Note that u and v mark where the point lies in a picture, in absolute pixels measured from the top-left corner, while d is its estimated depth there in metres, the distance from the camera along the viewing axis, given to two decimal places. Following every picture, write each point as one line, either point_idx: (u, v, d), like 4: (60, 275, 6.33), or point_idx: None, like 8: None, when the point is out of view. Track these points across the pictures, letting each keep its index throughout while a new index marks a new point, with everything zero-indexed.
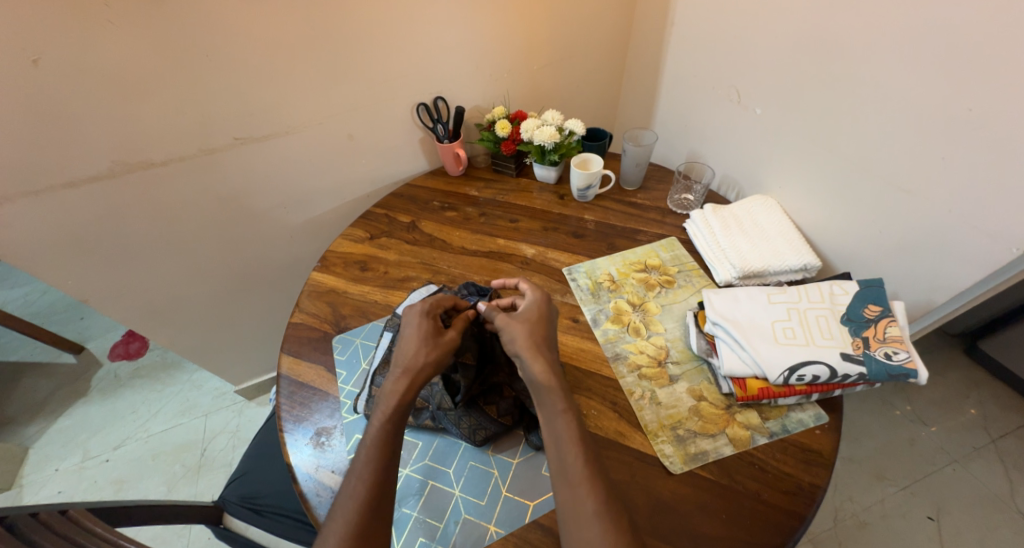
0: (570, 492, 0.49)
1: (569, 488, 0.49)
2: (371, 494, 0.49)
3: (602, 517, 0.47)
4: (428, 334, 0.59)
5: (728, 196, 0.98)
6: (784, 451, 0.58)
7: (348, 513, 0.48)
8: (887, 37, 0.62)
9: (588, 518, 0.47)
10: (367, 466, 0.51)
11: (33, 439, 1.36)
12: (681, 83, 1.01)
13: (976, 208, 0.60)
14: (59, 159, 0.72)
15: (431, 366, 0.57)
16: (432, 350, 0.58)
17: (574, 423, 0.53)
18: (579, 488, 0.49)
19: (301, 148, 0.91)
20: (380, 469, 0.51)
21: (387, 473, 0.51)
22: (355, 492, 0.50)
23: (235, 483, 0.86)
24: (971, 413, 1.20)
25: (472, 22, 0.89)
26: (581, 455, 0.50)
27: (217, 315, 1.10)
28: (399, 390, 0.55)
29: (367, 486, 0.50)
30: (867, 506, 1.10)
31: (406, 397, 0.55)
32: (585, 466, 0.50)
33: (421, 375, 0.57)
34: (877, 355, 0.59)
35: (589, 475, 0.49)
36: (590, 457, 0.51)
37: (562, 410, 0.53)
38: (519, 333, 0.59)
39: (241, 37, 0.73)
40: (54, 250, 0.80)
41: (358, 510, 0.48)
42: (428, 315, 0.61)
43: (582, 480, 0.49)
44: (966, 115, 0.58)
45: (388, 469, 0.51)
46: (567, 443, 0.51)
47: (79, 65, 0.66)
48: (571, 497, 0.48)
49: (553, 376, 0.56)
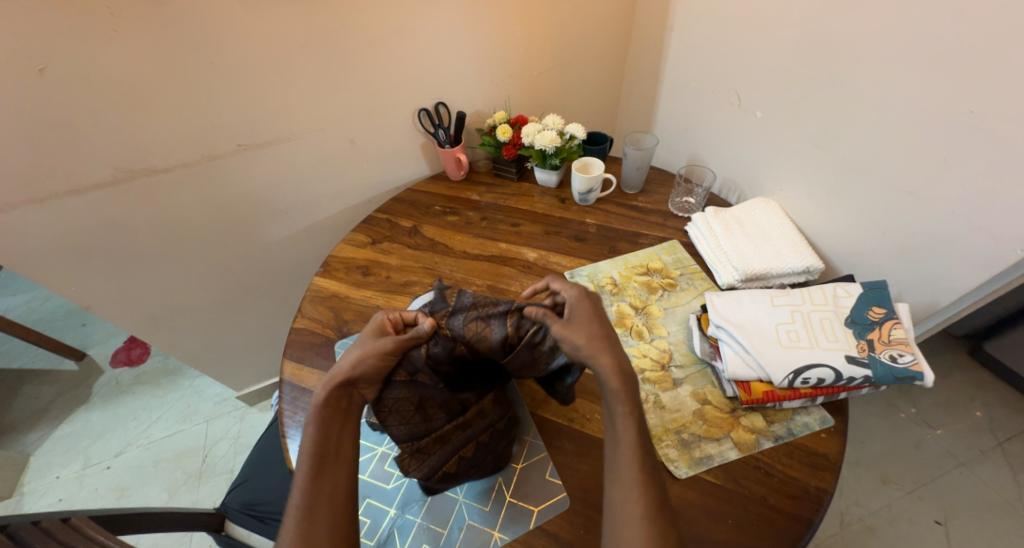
0: (618, 496, 0.49)
1: (619, 490, 0.49)
2: (307, 499, 0.49)
3: (649, 522, 0.46)
4: (366, 339, 0.57)
5: (729, 198, 0.98)
6: (789, 455, 0.58)
7: (291, 522, 0.48)
8: (888, 41, 0.63)
9: (634, 522, 0.47)
10: (304, 472, 0.50)
11: (34, 446, 1.36)
12: (681, 88, 1.02)
13: (981, 210, 0.60)
14: (62, 166, 0.72)
15: (353, 363, 0.54)
16: (361, 351, 0.55)
17: (635, 426, 0.51)
18: (620, 490, 0.49)
19: (303, 154, 0.92)
20: (314, 473, 0.50)
21: (324, 474, 0.51)
22: (295, 501, 0.49)
23: (237, 490, 0.86)
24: (977, 415, 1.20)
25: (473, 29, 0.90)
26: (636, 460, 0.50)
27: (217, 321, 1.10)
28: (320, 390, 0.54)
29: (302, 493, 0.49)
30: (872, 510, 1.09)
31: (327, 399, 0.54)
32: (638, 470, 0.49)
33: (342, 374, 0.54)
34: (883, 357, 0.59)
35: (641, 479, 0.49)
36: (647, 461, 0.50)
37: (625, 413, 0.52)
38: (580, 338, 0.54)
39: (246, 45, 0.74)
40: (57, 257, 0.80)
41: (299, 518, 0.48)
42: (381, 324, 0.60)
43: (634, 483, 0.48)
44: (967, 117, 0.58)
45: (326, 467, 0.51)
46: (624, 445, 0.51)
47: (84, 74, 0.66)
48: (620, 501, 0.48)
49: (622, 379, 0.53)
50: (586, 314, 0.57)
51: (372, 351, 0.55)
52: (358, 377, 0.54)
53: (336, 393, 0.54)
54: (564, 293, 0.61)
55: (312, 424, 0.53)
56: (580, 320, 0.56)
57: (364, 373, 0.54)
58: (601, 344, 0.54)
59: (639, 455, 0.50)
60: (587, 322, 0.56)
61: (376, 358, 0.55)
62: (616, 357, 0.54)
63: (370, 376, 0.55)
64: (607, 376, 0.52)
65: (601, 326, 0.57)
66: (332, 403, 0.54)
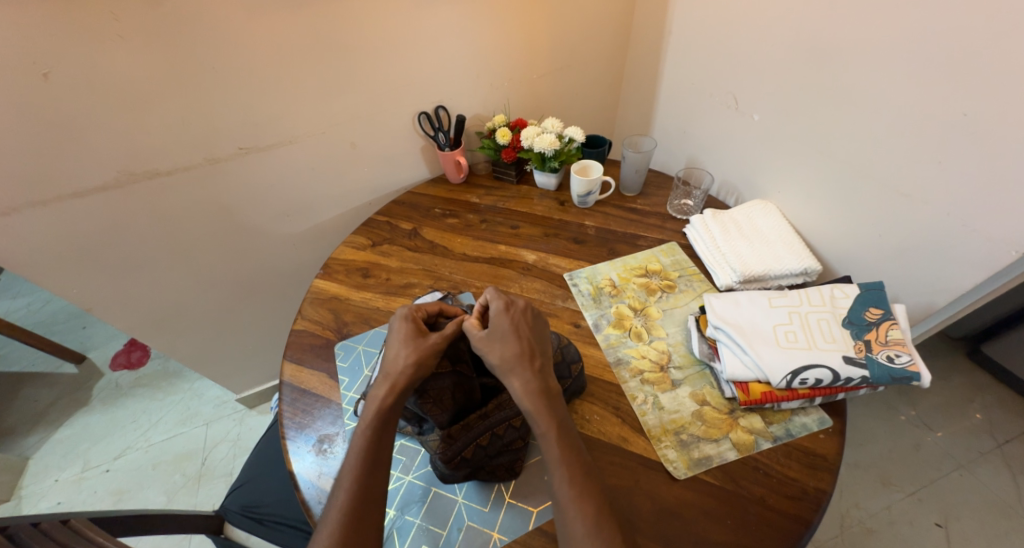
0: (562, 516, 0.49)
1: (559, 511, 0.49)
2: (351, 502, 0.50)
3: (591, 539, 0.47)
4: (406, 336, 0.60)
5: (727, 201, 0.99)
6: (787, 456, 0.58)
7: (331, 523, 0.48)
8: (883, 44, 0.63)
9: (578, 540, 0.47)
10: (350, 474, 0.51)
11: (34, 449, 1.36)
12: (679, 92, 1.02)
13: (976, 212, 0.60)
14: (65, 169, 0.73)
15: (411, 367, 0.57)
16: (412, 352, 0.58)
17: (557, 443, 0.52)
18: (563, 511, 0.49)
19: (304, 157, 0.92)
20: (360, 477, 0.51)
21: (371, 480, 0.51)
22: (338, 501, 0.50)
23: (236, 493, 0.86)
24: (976, 418, 1.20)
25: (472, 34, 0.91)
26: (568, 477, 0.50)
27: (218, 323, 1.10)
28: (381, 395, 0.56)
29: (348, 494, 0.50)
30: (873, 512, 1.09)
31: (388, 403, 0.55)
32: (574, 487, 0.50)
33: (402, 379, 0.56)
34: (880, 358, 0.59)
35: (579, 496, 0.49)
36: (582, 478, 0.50)
37: (545, 433, 0.52)
38: (498, 354, 0.58)
39: (248, 49, 0.75)
40: (59, 260, 0.80)
41: (342, 520, 0.49)
42: (409, 318, 0.63)
43: (571, 501, 0.49)
44: (962, 119, 0.59)
45: (372, 472, 0.52)
46: (555, 465, 0.51)
47: (88, 77, 0.67)
48: (562, 520, 0.49)
49: (529, 396, 0.55)
50: (512, 325, 0.60)
51: (426, 352, 0.58)
52: (414, 383, 0.56)
53: (399, 399, 0.56)
54: (493, 303, 0.63)
55: (368, 427, 0.54)
56: (504, 336, 0.59)
57: (417, 375, 0.56)
58: (513, 364, 0.57)
59: (573, 470, 0.51)
60: (498, 345, 0.58)
61: (429, 358, 0.57)
62: (535, 379, 0.56)
63: (426, 376, 0.57)
64: (518, 398, 0.55)
65: (517, 344, 0.58)
66: (392, 408, 0.55)
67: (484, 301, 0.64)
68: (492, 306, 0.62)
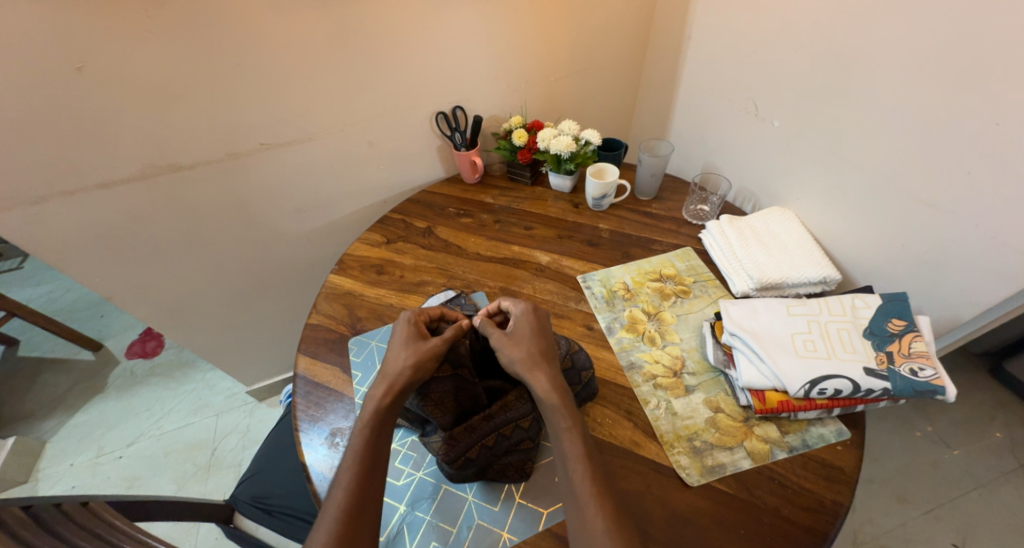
0: (579, 513, 0.49)
1: (576, 507, 0.49)
2: (349, 500, 0.50)
3: (612, 537, 0.46)
4: (407, 340, 0.61)
5: (745, 207, 0.98)
6: (804, 467, 0.57)
7: (329, 520, 0.49)
8: (912, 51, 0.62)
9: (598, 538, 0.47)
10: (350, 473, 0.51)
11: (51, 433, 1.39)
12: (698, 96, 1.01)
13: (1006, 224, 0.59)
14: (92, 160, 0.74)
15: (410, 369, 0.57)
16: (411, 354, 0.58)
17: (579, 439, 0.53)
18: (582, 506, 0.49)
19: (322, 154, 0.93)
20: (360, 475, 0.51)
21: (370, 479, 0.51)
22: (337, 499, 0.50)
23: (247, 483, 0.87)
24: (996, 436, 1.17)
25: (492, 35, 0.91)
26: (587, 473, 0.50)
27: (233, 315, 1.11)
28: (378, 396, 0.56)
29: (347, 493, 0.50)
30: (887, 529, 1.07)
31: (386, 403, 0.55)
32: (592, 485, 0.50)
33: (399, 381, 0.56)
34: (903, 371, 0.58)
35: (597, 493, 0.49)
36: (599, 477, 0.51)
37: (567, 428, 0.53)
38: (518, 353, 0.59)
39: (271, 46, 0.76)
40: (82, 249, 0.82)
41: (339, 519, 0.48)
42: (412, 322, 0.63)
43: (590, 496, 0.49)
44: (995, 129, 0.57)
45: (371, 472, 0.52)
46: (572, 462, 0.51)
47: (118, 71, 0.68)
48: (580, 518, 0.48)
49: (554, 394, 0.55)
50: (529, 327, 0.62)
51: (426, 355, 0.58)
52: (413, 385, 0.57)
53: (398, 400, 0.56)
54: (515, 308, 0.65)
55: (366, 427, 0.54)
56: (524, 333, 0.61)
57: (416, 377, 0.57)
58: (538, 360, 0.58)
59: (589, 469, 0.51)
60: (527, 340, 0.60)
61: (429, 361, 0.58)
62: (551, 378, 0.57)
63: (423, 379, 0.57)
64: (541, 396, 0.55)
65: (542, 342, 0.61)
66: (389, 408, 0.56)
67: (499, 307, 0.67)
68: (517, 313, 0.64)
